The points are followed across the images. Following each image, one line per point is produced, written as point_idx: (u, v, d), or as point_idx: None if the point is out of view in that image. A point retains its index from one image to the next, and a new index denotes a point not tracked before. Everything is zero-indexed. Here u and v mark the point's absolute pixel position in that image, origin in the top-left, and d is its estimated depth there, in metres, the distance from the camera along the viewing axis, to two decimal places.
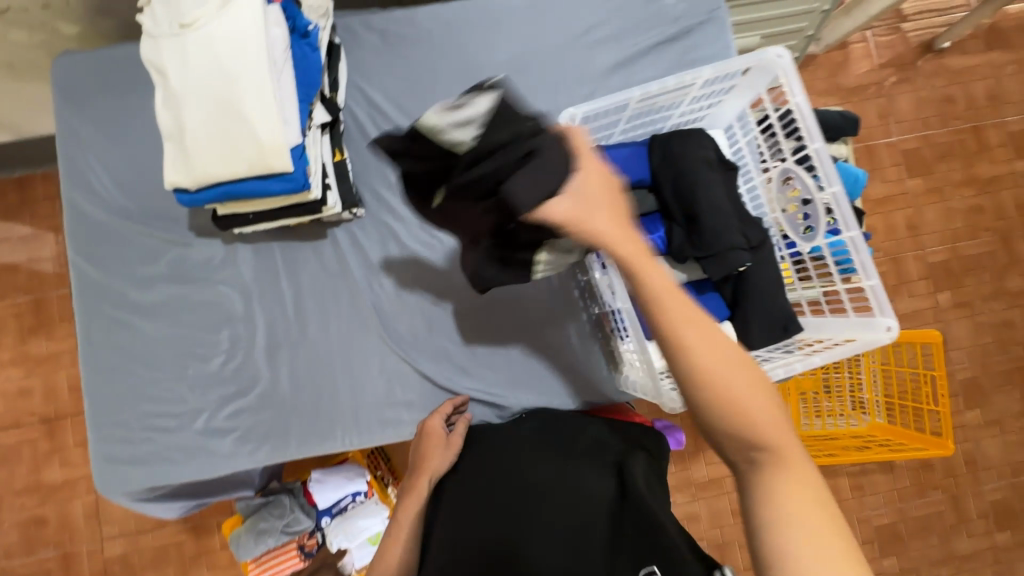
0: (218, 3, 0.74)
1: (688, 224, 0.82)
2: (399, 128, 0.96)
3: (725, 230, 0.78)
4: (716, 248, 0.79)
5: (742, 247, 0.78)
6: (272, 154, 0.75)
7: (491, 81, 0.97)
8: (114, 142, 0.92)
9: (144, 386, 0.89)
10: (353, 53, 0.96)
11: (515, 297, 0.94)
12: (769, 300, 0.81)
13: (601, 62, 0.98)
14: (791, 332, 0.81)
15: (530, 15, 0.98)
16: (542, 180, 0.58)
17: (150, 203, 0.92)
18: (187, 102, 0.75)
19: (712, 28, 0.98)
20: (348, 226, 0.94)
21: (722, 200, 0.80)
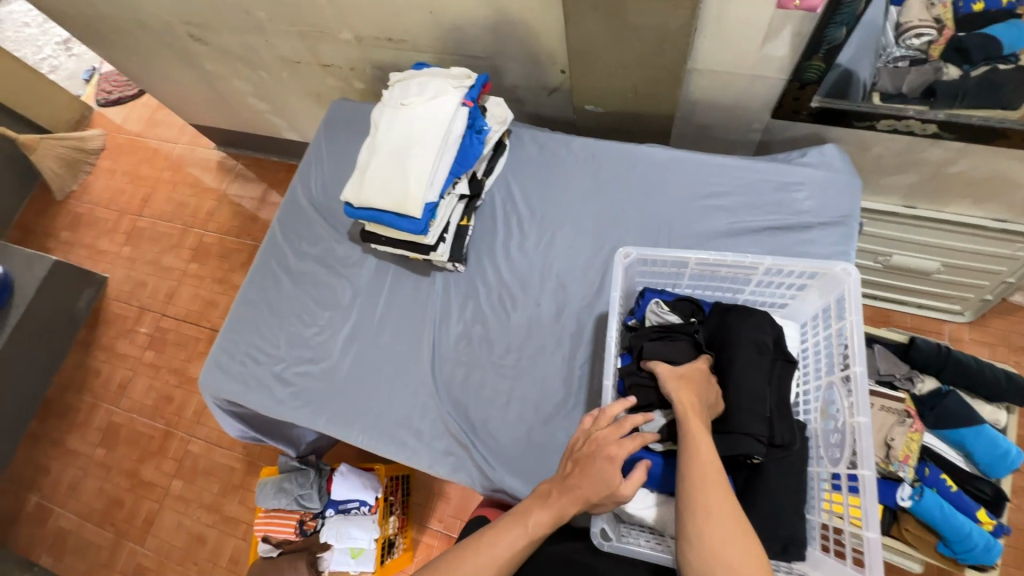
0: (429, 97, 1.05)
1: None
2: (522, 218, 1.15)
3: (748, 414, 0.77)
4: (729, 426, 0.77)
5: (759, 438, 0.76)
6: (412, 204, 1.00)
7: (608, 209, 1.12)
8: (337, 160, 1.30)
9: (262, 325, 1.18)
10: (514, 154, 1.21)
11: (545, 389, 1.01)
12: (775, 508, 0.75)
13: (711, 224, 1.06)
14: (790, 555, 0.75)
15: (665, 168, 1.12)
16: (667, 350, 0.83)
17: (334, 206, 1.26)
18: (380, 151, 1.05)
19: (835, 231, 1.00)
20: (446, 274, 1.14)
21: (758, 384, 0.79)
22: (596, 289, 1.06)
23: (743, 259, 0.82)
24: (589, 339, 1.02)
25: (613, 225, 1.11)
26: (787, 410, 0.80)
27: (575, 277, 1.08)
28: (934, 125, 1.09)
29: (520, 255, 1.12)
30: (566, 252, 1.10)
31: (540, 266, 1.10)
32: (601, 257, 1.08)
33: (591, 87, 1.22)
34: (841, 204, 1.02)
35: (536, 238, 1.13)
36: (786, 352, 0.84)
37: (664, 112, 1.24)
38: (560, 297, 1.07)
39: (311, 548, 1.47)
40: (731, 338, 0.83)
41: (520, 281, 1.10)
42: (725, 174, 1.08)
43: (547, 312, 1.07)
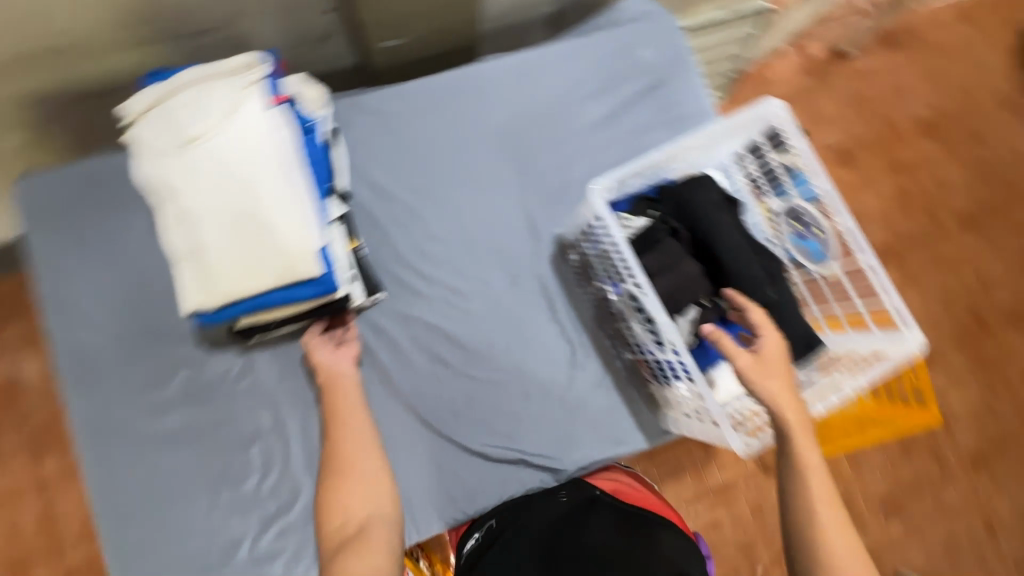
0: (223, 117, 0.72)
1: (712, 267, 0.87)
2: (410, 206, 0.95)
3: (749, 267, 0.84)
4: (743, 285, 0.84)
5: (765, 279, 0.85)
6: (303, 264, 0.72)
7: (489, 150, 0.98)
8: (103, 262, 0.85)
9: (172, 523, 0.82)
10: (349, 137, 0.94)
11: (549, 357, 0.95)
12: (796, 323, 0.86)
13: (591, 115, 1.00)
14: (816, 349, 0.87)
15: (517, 80, 0.99)
16: (660, 257, 0.84)
17: (148, 331, 0.85)
18: (206, 220, 0.72)
19: (688, 67, 1.03)
20: (369, 313, 0.92)
21: (740, 238, 0.85)
22: (531, 238, 0.97)
23: (690, 139, 0.81)
24: (557, 287, 0.97)
25: (505, 163, 0.98)
26: (759, 244, 0.89)
27: (506, 238, 0.96)
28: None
29: (434, 247, 0.94)
30: (478, 218, 0.96)
31: (463, 247, 0.95)
32: (515, 204, 0.97)
33: (379, 22, 0.95)
34: (681, 41, 1.03)
35: (438, 220, 0.95)
36: (732, 196, 0.91)
37: (465, 13, 1.03)
38: (505, 265, 0.96)
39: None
40: (699, 211, 0.85)
41: (453, 274, 0.94)
42: (576, 58, 1.00)
43: (502, 288, 0.95)
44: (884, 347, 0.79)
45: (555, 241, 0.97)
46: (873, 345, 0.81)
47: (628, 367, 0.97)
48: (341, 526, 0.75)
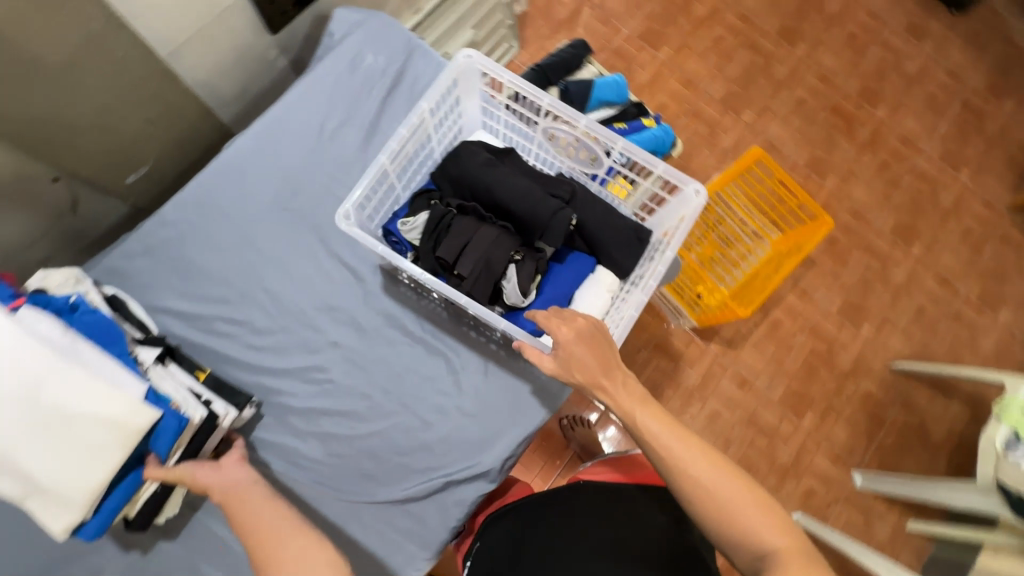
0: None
1: (517, 224, 0.91)
2: (206, 281, 0.98)
3: (540, 204, 0.88)
4: (543, 222, 0.88)
5: (562, 207, 0.89)
6: (126, 422, 0.76)
7: (271, 216, 1.01)
8: None
9: None
10: (130, 275, 0.97)
11: (414, 368, 0.98)
12: (613, 227, 0.92)
13: (353, 141, 1.05)
14: (647, 237, 0.93)
15: (265, 144, 1.02)
16: (453, 239, 0.85)
17: (7, 508, 0.90)
18: (20, 455, 0.74)
19: (419, 58, 1.09)
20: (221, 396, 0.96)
21: (519, 184, 0.90)
22: (354, 278, 1.00)
23: (407, 125, 0.83)
24: (399, 307, 1.00)
25: (290, 223, 1.01)
26: (548, 178, 0.94)
27: (326, 286, 0.99)
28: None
29: (256, 316, 0.97)
30: (284, 274, 0.99)
31: (282, 308, 0.98)
32: (322, 252, 1.01)
33: (100, 160, 0.98)
34: (397, 38, 1.10)
35: (249, 296, 0.98)
36: (500, 150, 0.95)
37: (196, 110, 1.08)
38: (338, 314, 0.99)
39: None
40: (471, 181, 0.90)
41: (270, 333, 0.97)
42: (314, 95, 1.05)
43: (345, 334, 0.98)
44: (684, 211, 0.84)
45: (378, 270, 1.01)
46: (677, 213, 0.86)
47: (503, 344, 0.99)
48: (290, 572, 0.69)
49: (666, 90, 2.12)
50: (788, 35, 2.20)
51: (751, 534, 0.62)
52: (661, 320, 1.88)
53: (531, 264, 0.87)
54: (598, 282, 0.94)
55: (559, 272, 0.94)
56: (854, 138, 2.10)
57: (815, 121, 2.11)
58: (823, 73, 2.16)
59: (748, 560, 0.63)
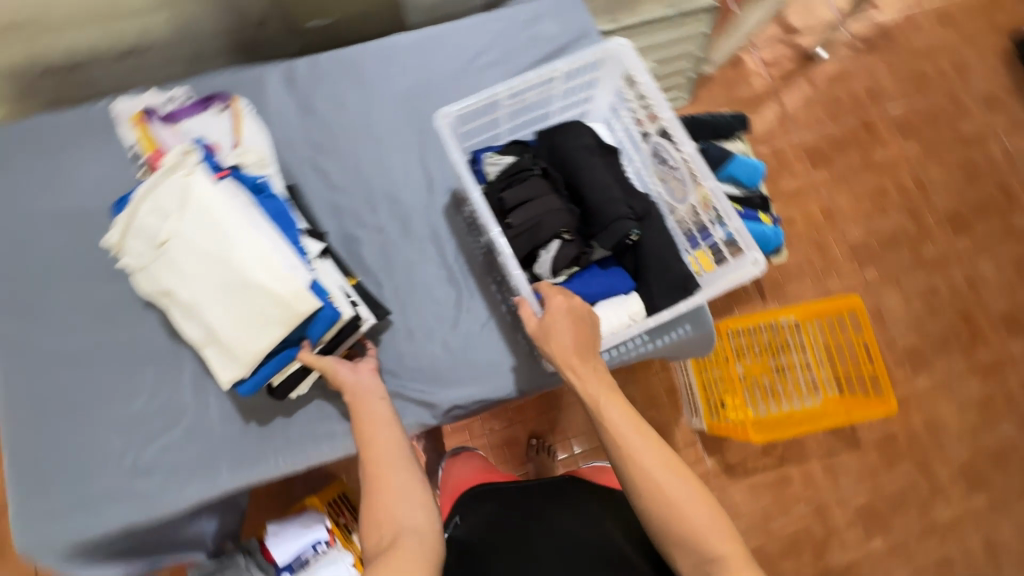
0: (178, 210, 0.90)
1: (583, 211, 0.93)
2: (317, 125, 1.09)
3: (613, 205, 0.91)
4: (606, 221, 0.91)
5: (629, 217, 0.90)
6: (285, 296, 0.86)
7: (395, 104, 1.11)
8: (36, 152, 1.03)
9: (60, 370, 0.95)
10: (263, 86, 1.10)
11: (430, 287, 1.03)
12: (664, 263, 0.93)
13: (493, 82, 1.14)
14: (691, 290, 0.92)
15: (425, 48, 1.14)
16: (523, 191, 0.91)
17: (60, 203, 1.02)
18: (207, 306, 0.88)
19: (585, 44, 1.16)
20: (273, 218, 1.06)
21: (604, 180, 0.93)
22: (429, 187, 1.08)
23: (538, 74, 0.88)
24: (449, 230, 1.06)
25: (406, 117, 1.11)
26: (633, 189, 0.95)
27: (404, 180, 1.08)
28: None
29: (336, 172, 1.08)
30: (378, 152, 1.09)
31: (359, 178, 1.07)
32: (416, 153, 1.09)
33: None
34: (578, 20, 1.18)
35: (341, 154, 1.08)
36: (608, 146, 0.98)
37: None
38: (398, 207, 1.07)
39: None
40: (567, 154, 0.94)
41: (339, 191, 1.07)
42: (484, 29, 1.15)
43: (394, 226, 1.06)
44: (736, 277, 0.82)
45: (450, 192, 1.08)
46: (729, 274, 0.84)
47: (513, 310, 1.01)
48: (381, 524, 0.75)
49: (801, 208, 2.04)
50: (956, 223, 2.04)
51: (695, 532, 0.67)
52: (676, 408, 1.77)
53: (574, 249, 0.90)
54: (624, 303, 0.94)
55: (596, 274, 0.96)
56: (971, 354, 1.91)
57: (938, 316, 1.94)
58: (973, 277, 1.98)
59: (689, 563, 0.68)
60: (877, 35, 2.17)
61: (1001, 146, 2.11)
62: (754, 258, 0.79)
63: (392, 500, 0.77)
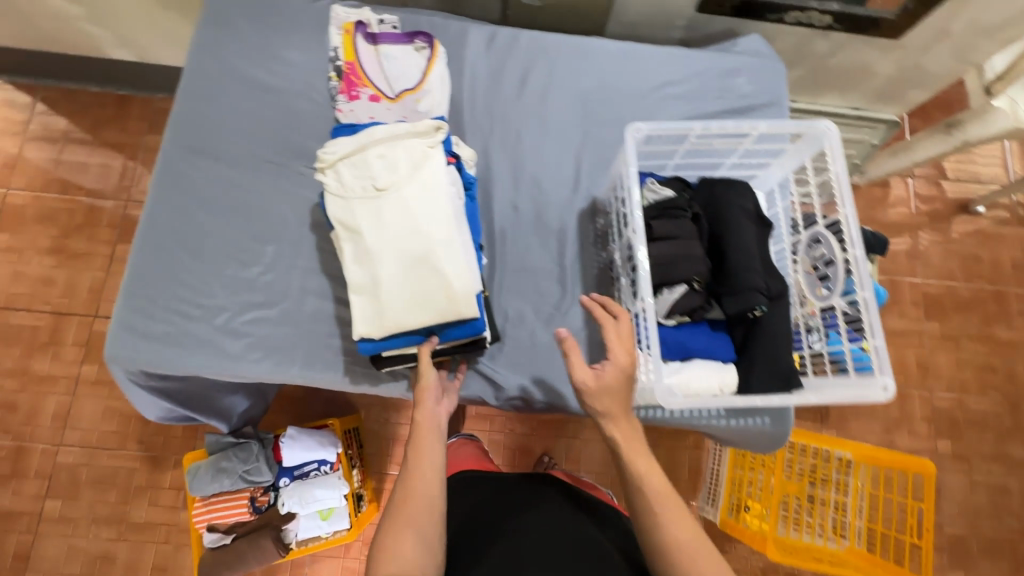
0: (410, 171, 0.87)
1: (718, 269, 0.92)
2: (495, 91, 1.13)
3: (752, 275, 0.89)
4: (738, 287, 0.89)
5: (762, 293, 0.88)
6: (463, 304, 0.84)
7: (572, 100, 1.14)
8: (253, 25, 1.13)
9: (195, 216, 1.03)
10: (463, 39, 1.15)
11: (538, 278, 1.05)
12: (776, 350, 0.90)
13: (670, 115, 1.15)
14: (792, 387, 0.90)
15: (618, 61, 1.16)
16: (672, 227, 0.90)
17: (255, 75, 1.11)
18: (385, 266, 0.84)
19: (771, 113, 1.16)
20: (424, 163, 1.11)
21: (752, 248, 0.91)
22: (572, 187, 1.10)
23: (737, 125, 0.87)
24: (576, 234, 1.07)
25: (577, 116, 1.14)
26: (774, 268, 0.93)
27: (553, 172, 1.10)
28: (830, 16, 1.30)
29: (496, 140, 1.11)
30: (540, 138, 1.12)
31: (514, 154, 1.11)
32: (574, 152, 1.12)
33: None
34: (772, 87, 1.17)
35: (507, 126, 1.12)
36: (765, 217, 0.96)
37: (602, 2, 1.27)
38: (538, 194, 1.09)
39: (272, 525, 1.42)
40: (724, 210, 0.93)
41: (491, 158, 1.10)
42: (680, 63, 1.17)
43: (528, 209, 1.08)
44: (853, 393, 0.78)
45: (590, 200, 1.09)
46: (845, 388, 0.81)
47: (607, 332, 1.02)
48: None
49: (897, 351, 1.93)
50: None
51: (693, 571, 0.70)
52: (692, 490, 1.72)
53: (697, 301, 0.89)
54: (718, 370, 0.93)
55: (702, 332, 0.94)
56: (1020, 572, 1.75)
57: (998, 519, 1.79)
58: None
59: None
60: None
61: None
62: (882, 383, 0.75)
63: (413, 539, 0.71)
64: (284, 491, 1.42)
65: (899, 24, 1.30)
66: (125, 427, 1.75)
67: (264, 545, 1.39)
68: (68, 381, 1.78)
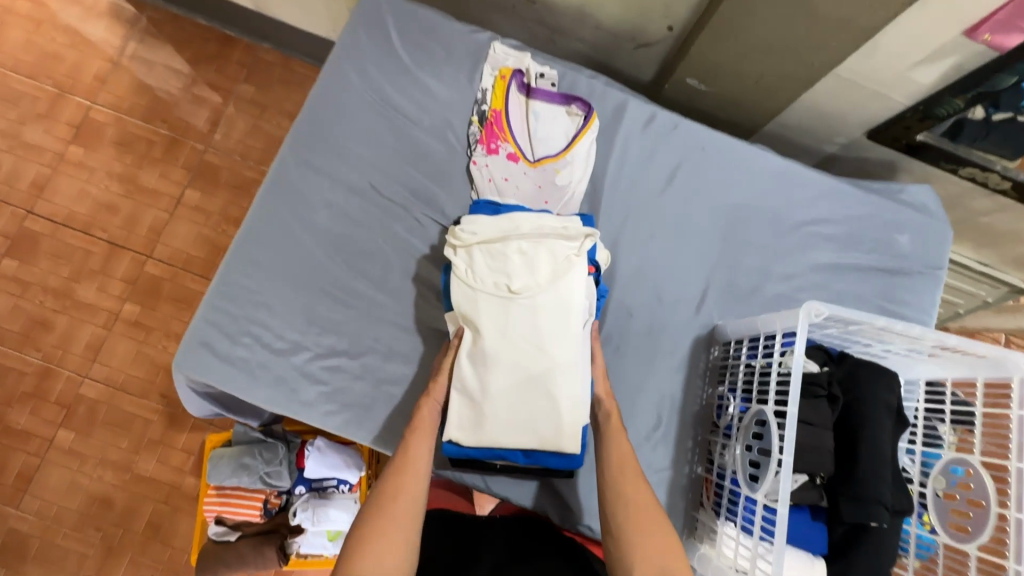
0: (548, 280, 0.84)
1: (842, 464, 0.83)
2: (639, 182, 1.05)
3: (881, 486, 0.80)
4: (863, 495, 0.80)
5: (887, 508, 0.80)
6: (566, 439, 0.83)
7: (716, 213, 1.06)
8: (405, 43, 1.05)
9: (298, 236, 0.96)
10: (618, 115, 1.06)
11: (636, 399, 0.97)
12: (879, 570, 0.82)
13: (816, 255, 1.05)
14: None
15: (775, 182, 1.07)
16: (809, 410, 0.82)
17: (394, 98, 1.03)
18: (497, 375, 0.83)
19: (925, 282, 1.05)
20: None
21: (887, 454, 0.82)
22: (693, 309, 1.02)
23: (918, 328, 0.78)
24: (685, 361, 0.99)
25: (717, 231, 1.05)
26: (902, 478, 0.84)
27: (677, 286, 1.02)
28: (1009, 183, 1.16)
29: (626, 236, 1.03)
30: (672, 244, 1.04)
31: (642, 256, 1.02)
32: (704, 269, 1.03)
33: (704, 57, 1.09)
34: (933, 252, 1.07)
35: (640, 223, 1.04)
36: (904, 416, 0.87)
37: (770, 106, 1.16)
38: (656, 306, 1.01)
39: (279, 532, 1.38)
40: (867, 400, 0.84)
41: (616, 254, 1.02)
42: (841, 202, 1.07)
43: (643, 321, 1.00)
44: None
45: (709, 327, 1.01)
46: None
47: (692, 478, 0.95)
48: None
49: None
50: None
51: None
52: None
53: (812, 496, 0.82)
54: (812, 568, 0.84)
55: (801, 520, 0.86)
56: None
57: None
58: None
59: None
60: None
61: None
62: None
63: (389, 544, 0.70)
64: (299, 502, 1.37)
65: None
66: (152, 376, 1.72)
67: (267, 552, 1.35)
68: (109, 315, 1.75)
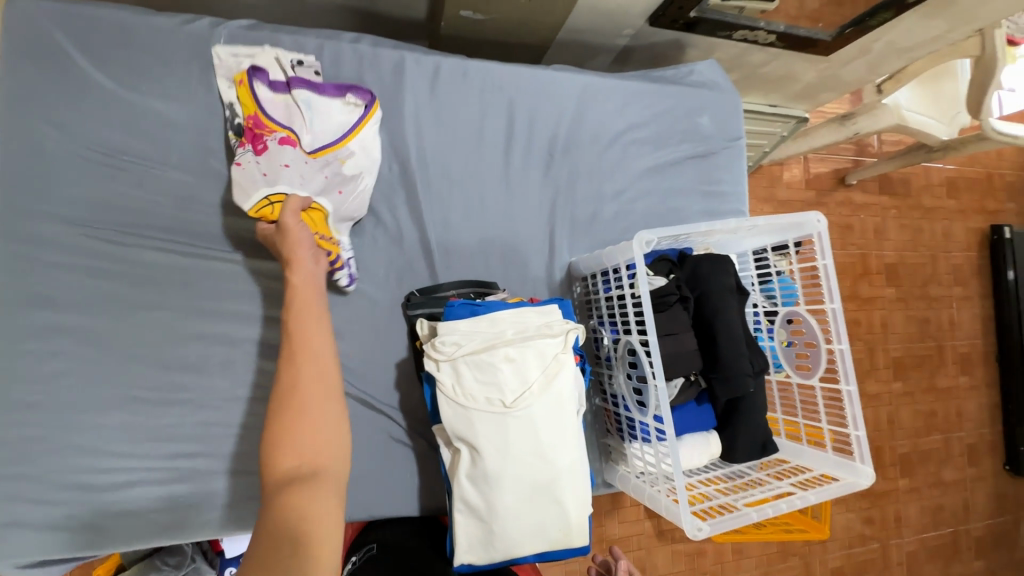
0: (543, 385, 0.75)
1: (709, 354, 0.92)
2: (450, 146, 0.97)
3: (741, 359, 0.90)
4: (729, 373, 0.90)
5: (750, 376, 0.90)
6: (576, 536, 0.76)
7: (539, 154, 1.02)
8: (96, 63, 0.81)
9: (73, 350, 0.78)
10: (402, 81, 0.94)
11: None
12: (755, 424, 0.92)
13: (639, 161, 1.07)
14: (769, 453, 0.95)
15: (582, 104, 1.04)
16: (668, 321, 0.87)
17: (116, 138, 0.81)
18: (502, 497, 0.73)
19: (733, 154, 1.14)
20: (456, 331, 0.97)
21: (739, 330, 0.91)
22: (547, 257, 1.01)
23: (734, 221, 0.83)
24: None
25: (544, 172, 1.02)
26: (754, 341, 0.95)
27: (524, 238, 1.00)
28: (775, 36, 1.26)
29: (458, 206, 0.97)
30: (504, 199, 0.99)
31: (484, 223, 0.98)
32: (544, 213, 1.01)
33: None
34: (730, 124, 1.14)
35: (466, 189, 0.97)
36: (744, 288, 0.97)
37: (553, 19, 1.10)
38: (511, 267, 0.99)
39: None
40: (711, 291, 0.91)
41: (453, 228, 0.96)
42: (646, 103, 1.08)
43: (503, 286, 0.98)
44: (838, 473, 0.85)
45: (566, 268, 1.01)
46: (829, 468, 0.87)
47: (594, 411, 1.00)
48: (293, 466, 0.63)
49: None
50: (897, 368, 2.27)
51: None
52: None
53: (692, 390, 0.91)
54: (706, 446, 0.94)
55: (691, 410, 0.95)
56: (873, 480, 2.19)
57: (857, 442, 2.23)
58: (893, 418, 2.22)
59: None
60: (899, 180, 2.33)
61: (951, 314, 2.37)
62: (864, 471, 0.82)
63: (314, 427, 0.66)
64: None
65: (833, 45, 1.32)
66: None
67: None
68: None
